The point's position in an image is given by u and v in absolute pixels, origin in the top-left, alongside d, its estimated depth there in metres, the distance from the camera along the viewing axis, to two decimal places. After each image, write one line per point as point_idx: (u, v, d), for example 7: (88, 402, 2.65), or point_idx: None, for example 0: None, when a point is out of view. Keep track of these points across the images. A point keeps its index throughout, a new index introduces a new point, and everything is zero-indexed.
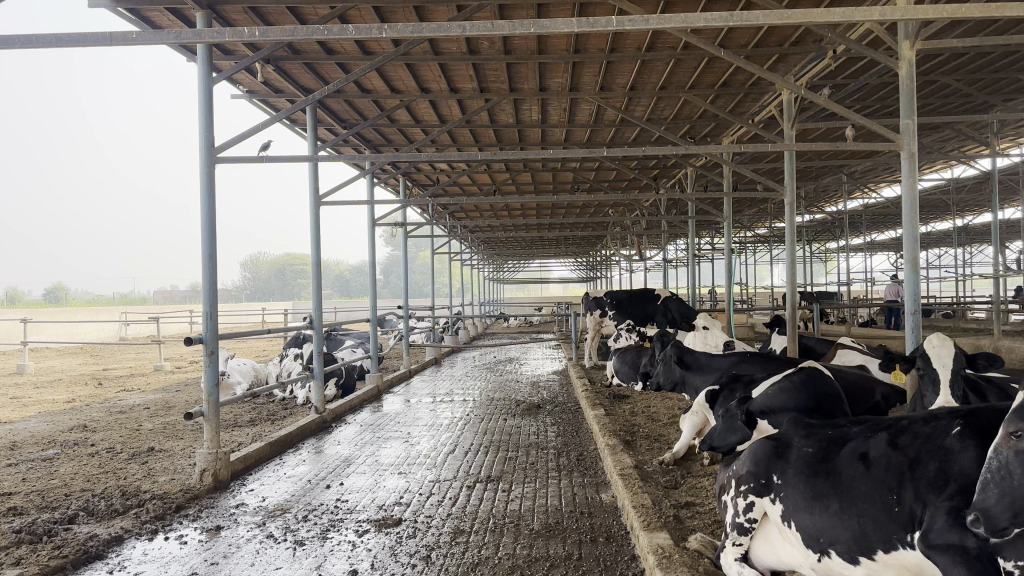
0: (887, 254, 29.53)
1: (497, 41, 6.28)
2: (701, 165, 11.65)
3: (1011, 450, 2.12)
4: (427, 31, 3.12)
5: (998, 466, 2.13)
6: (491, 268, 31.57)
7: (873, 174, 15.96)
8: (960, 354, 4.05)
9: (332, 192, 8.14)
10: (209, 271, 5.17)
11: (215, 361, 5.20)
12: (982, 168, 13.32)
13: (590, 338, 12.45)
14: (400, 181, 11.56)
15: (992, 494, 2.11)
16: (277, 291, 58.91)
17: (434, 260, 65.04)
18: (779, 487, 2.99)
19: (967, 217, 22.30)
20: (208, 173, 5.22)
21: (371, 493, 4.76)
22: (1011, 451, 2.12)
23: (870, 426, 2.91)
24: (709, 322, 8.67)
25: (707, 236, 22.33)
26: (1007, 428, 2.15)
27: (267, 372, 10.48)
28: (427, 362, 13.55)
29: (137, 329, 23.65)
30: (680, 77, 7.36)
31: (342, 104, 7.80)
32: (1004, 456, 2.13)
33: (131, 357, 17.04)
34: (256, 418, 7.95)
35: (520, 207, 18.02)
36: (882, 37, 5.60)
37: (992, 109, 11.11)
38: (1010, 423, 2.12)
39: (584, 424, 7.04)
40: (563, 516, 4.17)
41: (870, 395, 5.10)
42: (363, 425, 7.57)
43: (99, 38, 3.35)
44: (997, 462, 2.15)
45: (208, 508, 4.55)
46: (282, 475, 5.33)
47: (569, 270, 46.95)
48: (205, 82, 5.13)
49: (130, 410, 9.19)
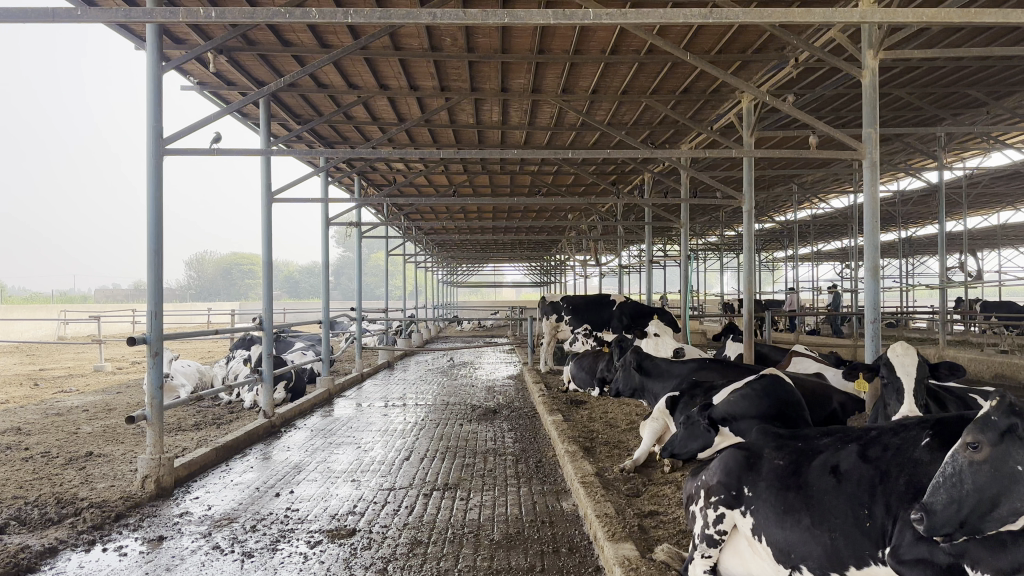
0: (834, 264, 30.16)
1: (459, 39, 6.14)
2: (659, 172, 11.67)
3: (966, 460, 2.08)
4: (394, 17, 2.96)
5: (951, 473, 2.09)
6: (445, 271, 31.35)
7: (824, 184, 16.23)
8: (922, 363, 3.99)
9: (285, 189, 7.92)
10: (154, 268, 4.93)
11: (159, 362, 4.95)
12: (928, 181, 13.62)
13: (545, 342, 12.38)
14: (356, 180, 11.34)
15: (941, 498, 2.08)
16: (224, 291, 57.67)
17: (386, 263, 64.46)
18: (750, 500, 2.91)
19: (911, 229, 22.86)
20: (156, 165, 4.99)
21: (323, 502, 4.58)
22: (965, 461, 2.07)
23: (841, 437, 2.87)
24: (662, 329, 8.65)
25: (661, 242, 22.50)
26: (965, 437, 2.09)
27: (213, 374, 10.15)
28: (380, 365, 13.33)
29: (76, 328, 22.80)
30: (641, 83, 7.34)
31: (297, 99, 7.59)
32: (958, 464, 2.09)
33: (71, 357, 16.40)
34: (202, 422, 7.68)
35: (476, 210, 17.88)
36: (846, 45, 5.62)
37: (941, 123, 11.34)
38: (968, 433, 2.07)
39: (541, 430, 6.95)
40: (523, 526, 4.05)
41: (827, 404, 5.07)
42: (313, 430, 7.36)
43: (38, 14, 3.13)
44: (952, 466, 2.11)
45: (150, 517, 4.31)
46: (228, 483, 5.12)
47: (523, 275, 46.94)
48: (155, 70, 4.90)
49: (66, 413, 8.81)
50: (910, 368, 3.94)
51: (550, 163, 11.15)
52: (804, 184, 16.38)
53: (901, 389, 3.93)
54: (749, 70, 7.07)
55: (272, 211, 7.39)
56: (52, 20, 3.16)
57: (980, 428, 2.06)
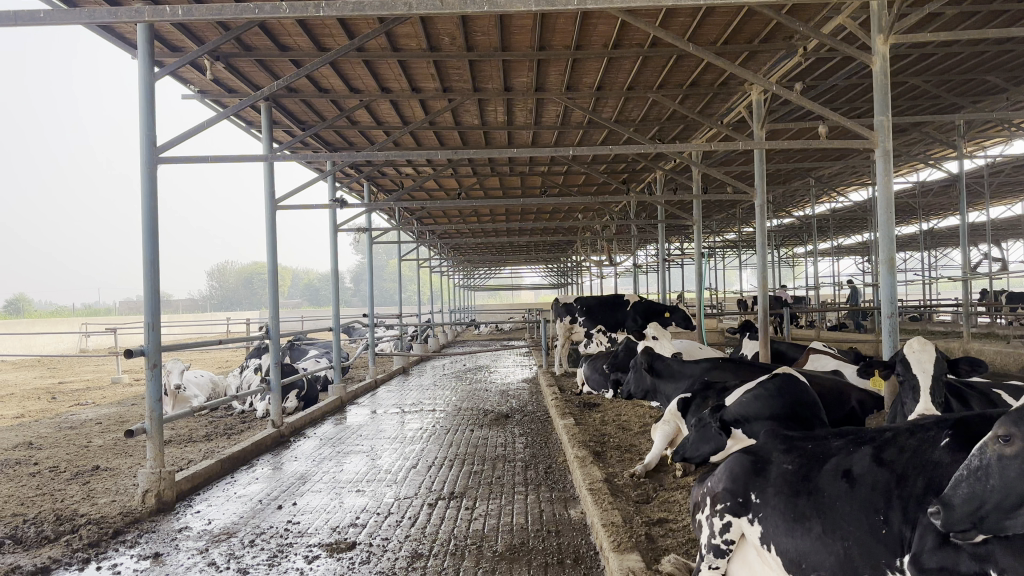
0: (854, 259, 29.73)
1: (458, 36, 6.01)
2: (670, 169, 11.50)
3: (995, 455, 1.89)
4: (371, 10, 3.01)
5: (977, 466, 1.92)
6: (462, 275, 31.21)
7: (843, 176, 15.93)
8: (941, 359, 3.80)
9: (289, 196, 7.83)
10: (151, 278, 4.86)
11: (158, 374, 4.88)
12: (949, 171, 13.31)
13: (561, 344, 12.22)
14: (365, 186, 11.27)
15: (961, 491, 1.93)
16: (245, 301, 58.01)
17: (403, 268, 64.53)
18: (757, 507, 2.76)
19: (934, 220, 22.42)
20: (149, 175, 4.93)
21: (326, 513, 4.47)
22: (994, 457, 1.89)
23: (853, 439, 2.71)
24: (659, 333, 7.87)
25: (678, 240, 22.24)
26: (997, 428, 1.90)
27: (226, 384, 10.11)
28: (394, 371, 13.24)
29: (97, 341, 23.01)
30: (647, 78, 7.20)
31: (298, 104, 7.53)
32: (986, 458, 1.91)
33: (89, 370, 16.46)
34: (213, 432, 7.61)
35: (489, 213, 17.75)
36: (856, 32, 5.42)
37: (962, 110, 11.05)
38: (1001, 424, 1.88)
39: (554, 435, 6.81)
40: (528, 536, 3.92)
41: (845, 402, 4.89)
42: (322, 438, 7.26)
43: (2, 18, 3.07)
44: (979, 460, 1.94)
45: (149, 532, 4.23)
46: (232, 495, 5.03)
47: (542, 278, 46.73)
48: (147, 77, 4.82)
49: (79, 426, 8.79)
50: (928, 365, 3.74)
51: (560, 163, 11.00)
52: (821, 177, 16.09)
53: (918, 386, 3.75)
54: (757, 61, 6.91)
55: (276, 218, 7.30)
56: (14, 22, 3.11)
57: (1015, 422, 1.86)
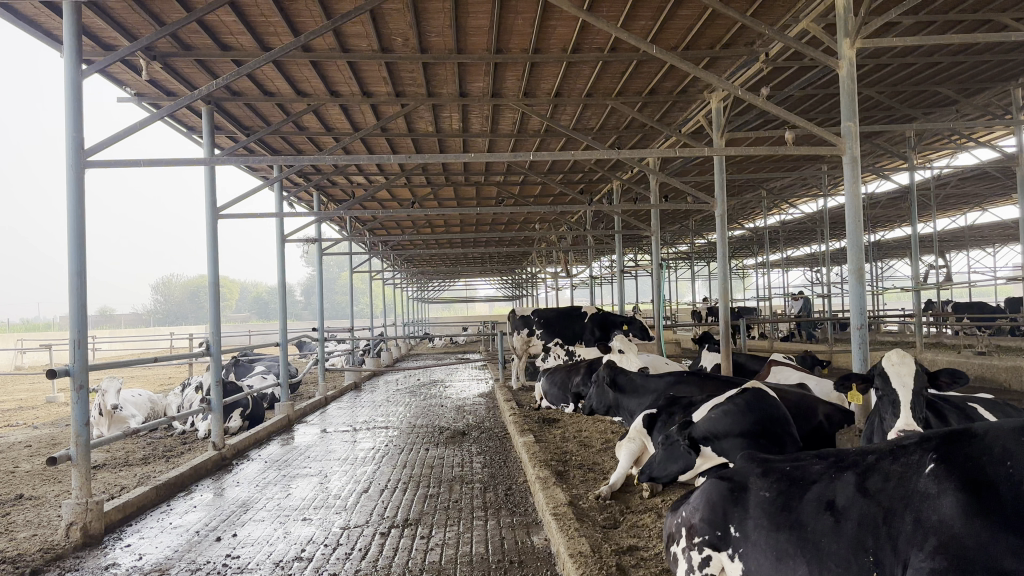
0: (803, 271, 30.18)
1: (413, 37, 5.76)
2: (627, 178, 11.36)
3: None
4: None
5: None
6: (416, 288, 30.75)
7: (796, 187, 16.04)
8: (920, 372, 3.65)
9: (231, 205, 7.45)
10: (77, 291, 4.48)
11: (85, 396, 4.48)
12: (900, 183, 13.44)
13: (518, 357, 11.96)
14: (314, 195, 10.88)
15: None
16: (191, 315, 56.53)
17: (356, 280, 63.74)
18: (738, 541, 2.53)
19: (881, 232, 22.78)
20: (76, 181, 4.56)
21: (268, 546, 4.13)
22: None
23: (834, 463, 2.46)
24: (625, 345, 7.63)
25: (632, 250, 22.23)
26: None
27: (166, 403, 9.63)
28: (347, 388, 12.85)
29: (33, 358, 22.00)
30: (607, 85, 7.03)
31: (241, 108, 7.18)
32: None
33: (23, 389, 15.61)
34: (151, 456, 7.16)
35: (443, 223, 17.50)
36: (821, 35, 5.28)
37: (914, 121, 11.12)
38: None
39: (513, 452, 6.55)
40: (489, 568, 3.63)
41: (810, 418, 4.58)
42: (267, 461, 6.88)
43: None
44: None
45: (71, 571, 3.84)
46: (167, 526, 4.64)
47: (496, 290, 46.46)
48: (73, 74, 4.44)
49: (6, 449, 8.23)
50: (907, 379, 3.60)
51: (516, 172, 10.79)
52: (774, 189, 16.17)
53: (897, 401, 3.58)
54: (717, 68, 6.79)
55: (218, 228, 6.92)
56: None
57: None
